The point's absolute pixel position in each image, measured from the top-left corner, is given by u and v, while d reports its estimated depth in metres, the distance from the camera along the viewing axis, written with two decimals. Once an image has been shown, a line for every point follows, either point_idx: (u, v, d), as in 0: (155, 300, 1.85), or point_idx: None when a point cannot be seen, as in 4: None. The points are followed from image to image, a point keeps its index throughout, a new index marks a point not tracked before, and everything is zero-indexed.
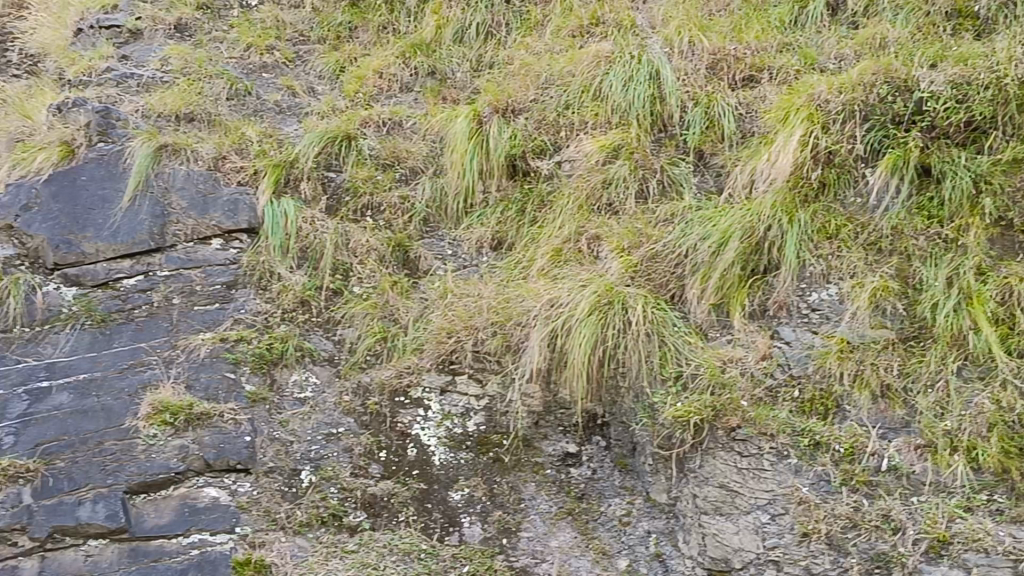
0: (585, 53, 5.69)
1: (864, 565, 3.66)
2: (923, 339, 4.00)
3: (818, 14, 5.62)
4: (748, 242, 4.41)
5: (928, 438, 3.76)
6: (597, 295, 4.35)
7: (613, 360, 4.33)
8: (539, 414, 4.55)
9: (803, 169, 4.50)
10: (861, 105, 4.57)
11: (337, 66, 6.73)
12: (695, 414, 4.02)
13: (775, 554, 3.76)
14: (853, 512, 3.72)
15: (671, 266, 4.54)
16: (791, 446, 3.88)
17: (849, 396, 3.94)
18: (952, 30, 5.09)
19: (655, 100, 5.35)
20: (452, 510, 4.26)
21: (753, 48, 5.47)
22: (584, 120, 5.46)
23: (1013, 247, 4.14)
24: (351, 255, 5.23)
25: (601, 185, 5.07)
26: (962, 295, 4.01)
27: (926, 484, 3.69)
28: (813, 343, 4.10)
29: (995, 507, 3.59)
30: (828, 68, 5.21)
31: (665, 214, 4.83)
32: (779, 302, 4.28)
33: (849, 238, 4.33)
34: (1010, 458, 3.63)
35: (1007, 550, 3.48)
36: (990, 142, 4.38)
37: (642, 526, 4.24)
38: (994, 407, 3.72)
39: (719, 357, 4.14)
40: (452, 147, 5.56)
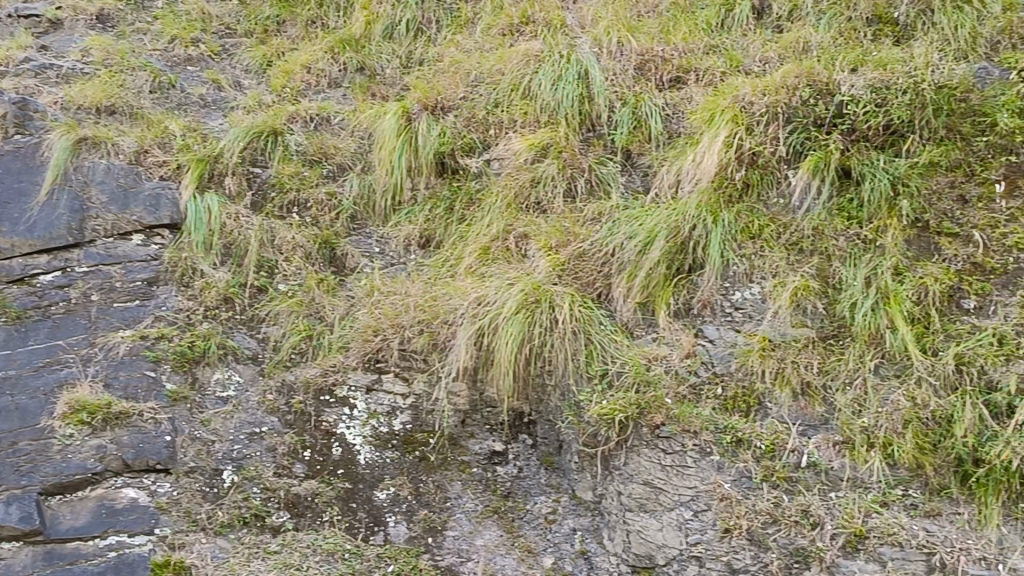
0: (514, 52, 5.70)
1: (783, 561, 3.70)
2: (842, 337, 4.09)
3: (744, 16, 5.68)
4: (673, 242, 4.46)
5: (846, 434, 3.84)
6: (525, 293, 4.36)
7: (540, 359, 4.35)
8: (466, 413, 4.55)
9: (728, 169, 4.56)
10: (784, 108, 4.66)
11: (264, 60, 6.64)
12: (620, 411, 4.05)
13: (698, 550, 3.81)
14: (773, 508, 3.77)
15: (598, 264, 4.57)
16: (714, 443, 3.94)
17: (771, 394, 4.01)
18: (872, 36, 5.21)
19: (584, 99, 5.38)
20: (377, 510, 4.23)
21: (681, 50, 5.53)
22: (513, 119, 5.46)
23: (929, 248, 4.21)
24: (276, 252, 5.17)
25: (529, 184, 5.08)
26: (880, 295, 4.09)
27: (844, 480, 3.77)
28: (735, 341, 4.17)
29: (910, 502, 3.68)
30: (753, 71, 5.27)
31: (592, 213, 4.85)
32: (703, 302, 4.33)
33: (772, 238, 4.40)
34: (925, 454, 3.71)
35: (921, 544, 3.55)
36: (907, 145, 4.48)
37: (568, 523, 4.26)
38: (909, 404, 3.80)
39: (644, 355, 4.19)
40: (380, 144, 5.52)
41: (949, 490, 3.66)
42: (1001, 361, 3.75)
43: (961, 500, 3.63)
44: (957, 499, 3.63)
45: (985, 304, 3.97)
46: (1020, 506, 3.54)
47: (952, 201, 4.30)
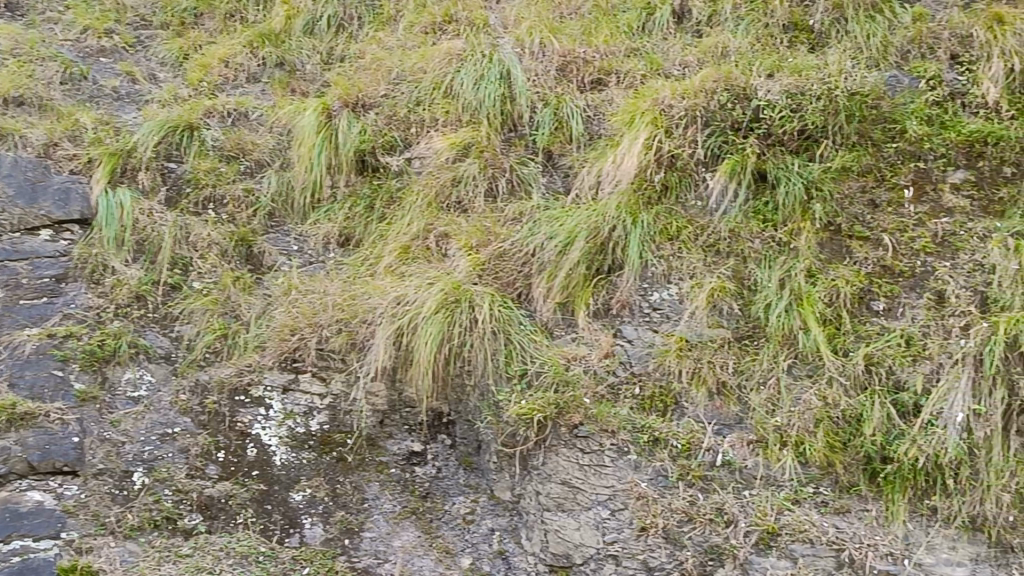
0: (436, 51, 5.69)
1: (698, 558, 3.75)
2: (757, 338, 4.15)
3: (665, 20, 5.73)
4: (593, 242, 4.49)
5: (759, 434, 3.90)
6: (445, 293, 4.34)
7: (459, 359, 4.34)
8: (384, 413, 4.51)
9: (647, 171, 4.61)
10: (703, 111, 4.71)
11: (180, 52, 6.50)
12: (539, 410, 4.06)
13: (614, 549, 3.85)
14: (689, 506, 3.82)
15: (518, 265, 4.57)
16: (631, 442, 3.97)
17: (687, 393, 4.06)
18: (789, 42, 5.29)
19: (506, 100, 5.37)
20: (293, 511, 4.17)
21: (602, 52, 5.57)
22: (434, 117, 5.44)
23: (841, 251, 4.30)
24: (191, 249, 5.07)
25: (450, 183, 5.06)
26: (793, 296, 4.17)
27: (757, 478, 3.83)
28: (653, 342, 4.22)
29: (821, 499, 3.75)
30: (673, 74, 5.33)
31: (512, 213, 4.85)
32: (622, 302, 4.37)
33: (689, 240, 4.45)
34: (835, 452, 3.78)
35: (831, 540, 3.64)
36: (821, 150, 4.58)
37: (486, 524, 4.26)
38: (820, 403, 3.87)
39: (563, 355, 4.21)
40: (299, 141, 5.44)
41: (858, 487, 3.74)
42: (908, 361, 3.85)
43: (868, 497, 3.72)
44: (865, 496, 3.73)
45: (894, 306, 4.07)
46: (925, 502, 3.65)
47: (863, 205, 4.41)
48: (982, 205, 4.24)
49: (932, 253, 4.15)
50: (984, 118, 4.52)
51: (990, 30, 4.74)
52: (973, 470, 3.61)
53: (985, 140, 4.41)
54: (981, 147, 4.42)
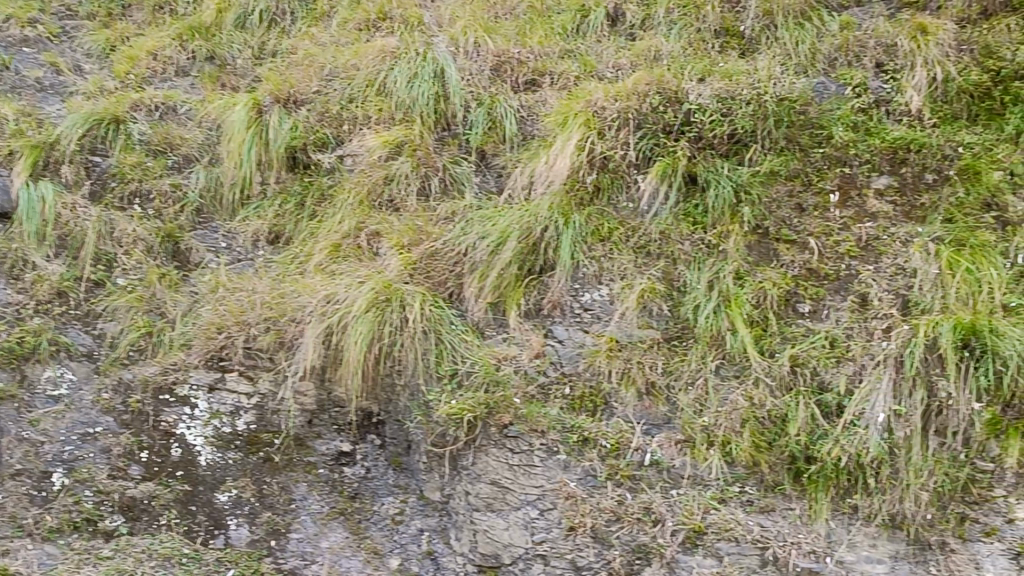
0: (370, 47, 5.65)
1: (625, 557, 3.77)
2: (685, 339, 4.20)
3: (598, 23, 5.76)
4: (525, 242, 4.50)
5: (687, 433, 3.94)
6: (375, 291, 4.32)
7: (389, 358, 4.31)
8: (313, 413, 4.45)
9: (579, 173, 4.64)
10: (634, 113, 4.75)
11: (107, 44, 6.36)
12: (469, 410, 4.06)
13: (543, 548, 3.86)
14: (617, 505, 3.85)
15: (450, 264, 4.55)
16: (560, 442, 4.00)
17: (616, 394, 4.09)
18: (720, 47, 5.36)
19: (439, 99, 5.35)
20: (218, 512, 4.11)
21: (536, 53, 5.58)
22: (367, 115, 5.39)
23: (769, 254, 4.37)
24: (116, 245, 4.97)
25: (382, 181, 5.02)
26: (721, 298, 4.21)
27: (684, 478, 3.88)
28: (584, 342, 4.24)
29: (746, 498, 3.81)
30: (606, 77, 5.36)
31: (444, 213, 4.83)
32: (553, 302, 4.38)
33: (620, 241, 4.49)
34: (760, 451, 3.84)
35: (755, 539, 3.69)
36: (750, 154, 4.65)
37: (415, 524, 4.24)
38: (747, 404, 3.92)
39: (493, 356, 4.21)
40: (228, 136, 5.35)
41: (782, 486, 3.81)
42: (833, 362, 3.93)
43: (793, 496, 3.78)
44: (789, 495, 3.79)
45: (819, 308, 4.15)
46: (847, 501, 3.72)
47: (790, 209, 4.48)
48: (905, 211, 4.34)
49: (856, 257, 4.23)
50: (907, 125, 4.62)
51: (914, 40, 4.85)
52: (894, 469, 3.69)
53: (908, 147, 4.50)
54: (904, 154, 4.51)
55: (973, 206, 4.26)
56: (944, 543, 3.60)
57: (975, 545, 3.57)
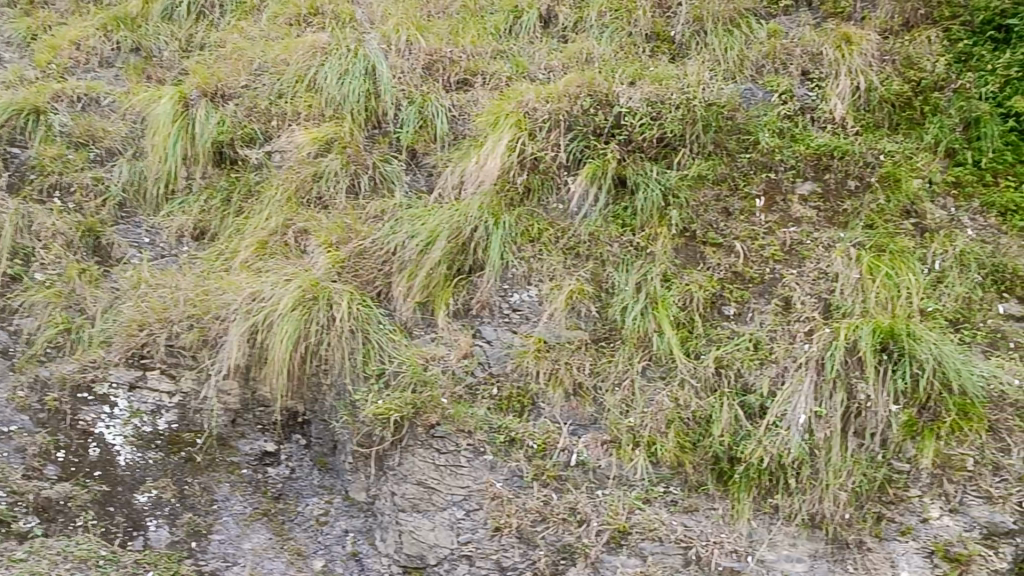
0: (300, 43, 5.58)
1: (551, 557, 3.79)
2: (613, 340, 4.22)
3: (531, 24, 5.77)
4: (454, 242, 4.48)
5: (613, 434, 3.97)
6: (302, 290, 4.29)
7: (316, 357, 4.28)
8: (236, 412, 4.38)
9: (510, 173, 4.65)
10: (565, 115, 4.77)
11: (28, 33, 6.21)
12: (396, 410, 4.05)
13: (468, 549, 3.85)
14: (542, 505, 3.87)
15: (378, 263, 4.53)
16: (487, 442, 4.01)
17: (543, 394, 4.11)
18: (651, 52, 5.41)
19: (370, 96, 5.30)
20: (137, 513, 4.04)
21: (468, 53, 5.57)
22: (296, 111, 5.34)
23: (696, 256, 4.42)
24: (34, 238, 4.85)
25: (311, 178, 4.97)
26: (649, 300, 4.25)
27: (610, 478, 3.91)
28: (512, 342, 4.25)
29: (670, 498, 3.85)
30: (538, 78, 5.37)
31: (374, 211, 4.79)
32: (482, 302, 4.38)
33: (549, 242, 4.50)
34: (685, 452, 3.89)
35: (678, 538, 3.74)
36: (678, 158, 4.69)
37: (339, 525, 4.21)
38: (672, 405, 3.97)
39: (421, 355, 4.20)
40: (154, 130, 5.28)
41: (706, 486, 3.86)
42: (756, 364, 3.99)
43: (716, 496, 3.84)
44: (712, 495, 3.84)
45: (744, 311, 4.21)
46: (769, 501, 3.78)
47: (717, 212, 4.53)
48: (828, 216, 4.44)
49: (780, 261, 4.31)
50: (831, 132, 4.72)
51: (839, 49, 4.95)
52: (814, 470, 3.75)
53: (832, 154, 4.60)
54: (827, 160, 4.60)
55: (893, 213, 4.39)
56: (861, 542, 3.67)
57: (890, 544, 3.65)
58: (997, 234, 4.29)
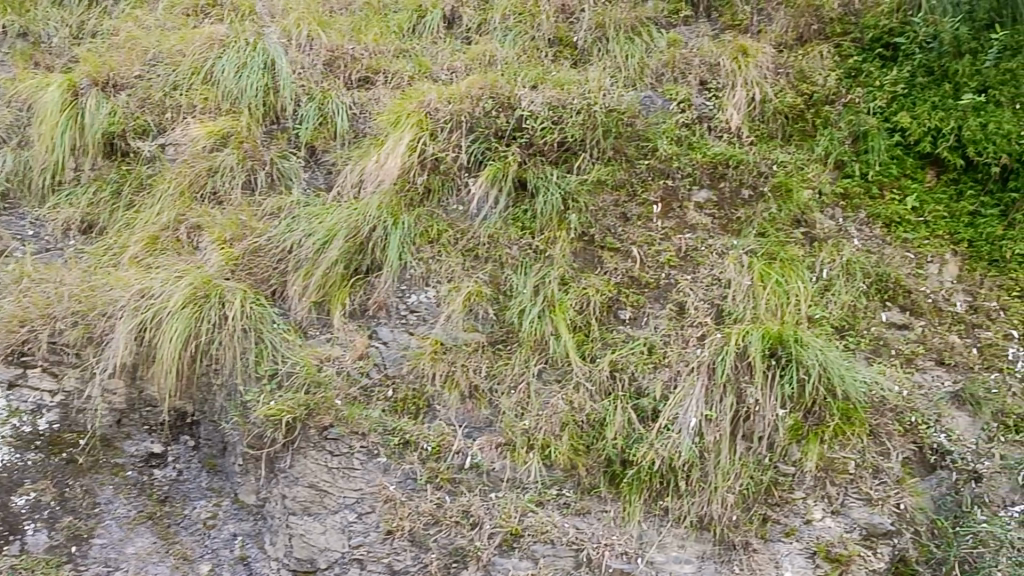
0: (197, 34, 5.47)
1: (442, 560, 3.81)
2: (510, 342, 4.22)
3: (435, 25, 5.75)
4: (351, 241, 4.44)
5: (507, 436, 3.98)
6: (193, 287, 4.20)
7: (206, 356, 4.18)
8: (122, 412, 4.26)
9: (410, 173, 4.63)
10: (467, 117, 4.76)
11: None
12: (287, 412, 3.99)
13: (360, 552, 3.83)
14: (435, 508, 3.87)
15: (274, 261, 4.46)
16: (381, 445, 3.98)
17: (439, 396, 4.09)
18: (553, 56, 5.44)
19: (268, 91, 5.21)
20: (14, 518, 3.95)
21: (370, 50, 5.52)
22: (191, 104, 5.21)
23: (593, 261, 4.46)
24: None
25: (205, 173, 4.86)
26: (546, 303, 4.27)
27: (504, 481, 3.92)
28: (408, 343, 4.22)
29: (563, 500, 3.88)
30: (440, 79, 5.35)
31: (270, 208, 4.71)
32: (379, 303, 4.35)
33: (448, 244, 4.48)
34: (579, 455, 3.92)
35: (570, 540, 3.78)
36: (578, 163, 4.72)
37: (228, 528, 4.14)
38: (566, 407, 4.00)
39: (315, 356, 4.15)
40: (40, 118, 5.12)
41: (598, 489, 3.89)
42: (649, 368, 4.05)
43: (608, 498, 3.87)
44: (605, 497, 3.87)
45: (639, 316, 4.27)
46: (659, 503, 3.83)
47: (615, 218, 4.58)
48: (721, 224, 4.54)
49: (675, 267, 4.38)
50: (726, 142, 4.83)
51: (736, 60, 5.04)
52: (703, 472, 3.82)
53: (727, 163, 4.70)
54: (723, 169, 4.70)
55: (784, 222, 4.51)
56: (747, 543, 3.74)
57: (775, 545, 3.74)
58: (881, 245, 4.45)
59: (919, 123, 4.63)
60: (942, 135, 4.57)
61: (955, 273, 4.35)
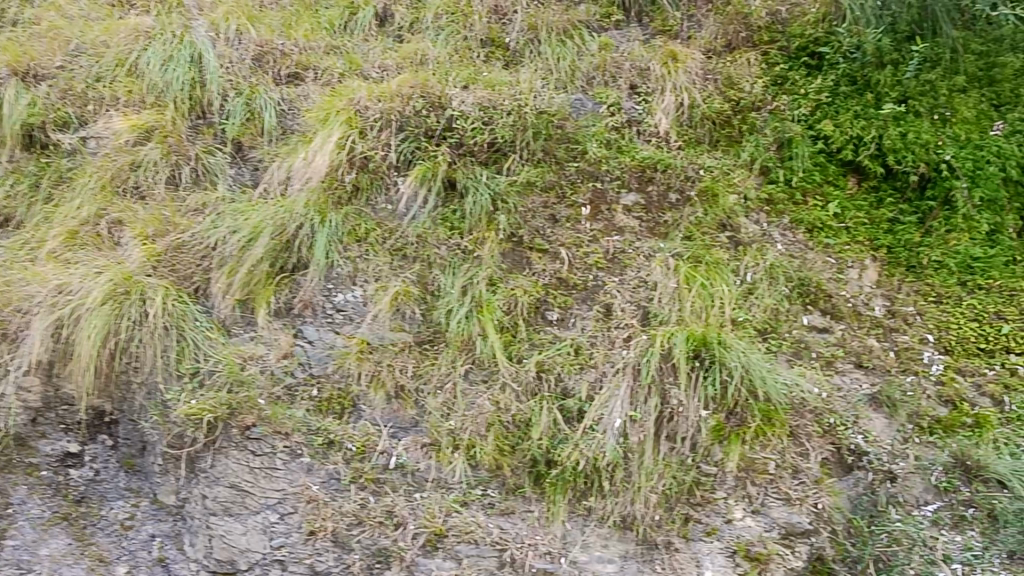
0: (122, 25, 5.40)
1: (365, 561, 3.79)
2: (437, 343, 4.22)
3: (367, 22, 5.70)
4: (277, 239, 4.39)
5: (433, 437, 3.98)
6: (113, 283, 4.14)
7: (126, 354, 4.11)
8: (37, 411, 4.15)
9: (338, 171, 4.59)
10: (397, 115, 4.74)
11: None
12: (209, 411, 3.94)
13: (280, 554, 3.81)
14: (359, 509, 3.85)
15: (196, 258, 4.39)
16: (305, 445, 3.94)
17: (365, 396, 4.07)
18: (485, 56, 5.43)
19: (195, 85, 5.13)
20: None
21: (300, 47, 5.47)
22: (115, 96, 5.11)
23: (521, 262, 4.47)
24: None
25: (128, 167, 4.76)
26: (474, 304, 4.27)
27: (429, 481, 3.92)
28: (334, 343, 4.19)
29: (487, 501, 3.88)
30: (371, 77, 5.31)
31: (194, 204, 4.64)
32: (304, 301, 4.30)
33: (376, 243, 4.46)
34: (504, 455, 3.93)
35: (494, 540, 3.78)
36: (508, 163, 4.72)
37: (146, 530, 4.10)
38: (492, 408, 4.01)
39: (239, 354, 4.10)
40: None
41: (523, 489, 3.90)
42: (576, 369, 4.08)
43: (532, 498, 3.89)
44: (529, 498, 3.89)
45: (566, 317, 4.29)
46: (583, 503, 3.86)
47: (544, 219, 4.60)
48: (649, 227, 4.59)
49: (602, 269, 4.42)
50: (655, 146, 4.89)
51: (665, 66, 5.11)
52: (627, 472, 3.84)
53: (655, 167, 4.76)
54: (650, 173, 4.76)
55: (710, 226, 4.57)
56: (669, 542, 3.79)
57: (696, 545, 3.79)
58: (804, 249, 4.54)
59: (842, 131, 4.73)
60: (863, 143, 4.68)
61: (873, 278, 4.47)
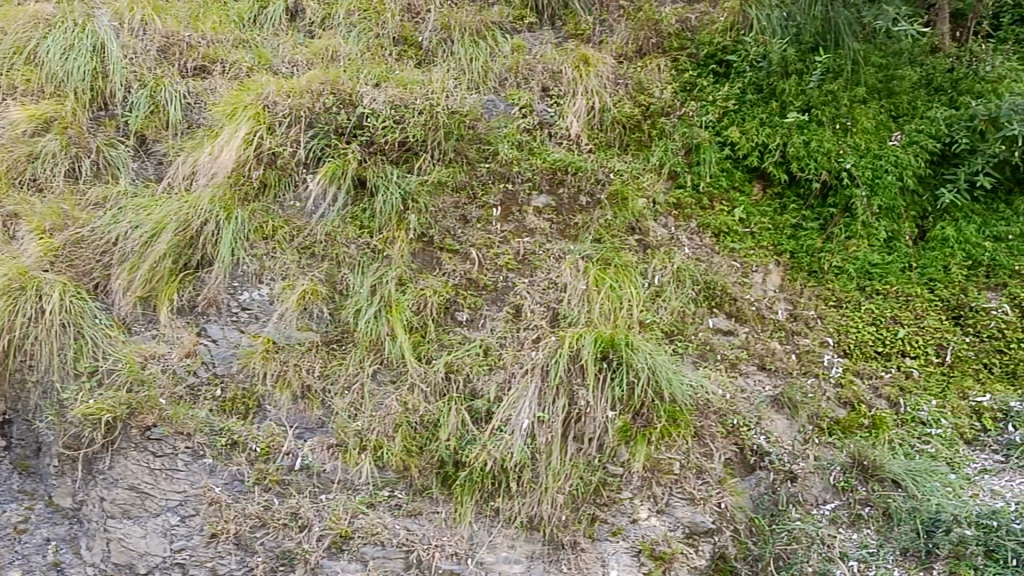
0: (21, 13, 5.29)
1: (268, 564, 3.74)
2: (345, 343, 4.17)
3: (277, 17, 5.62)
4: (181, 235, 4.30)
5: (340, 438, 3.93)
6: (8, 278, 4.03)
7: (20, 351, 4.02)
8: None
9: (245, 167, 4.52)
10: (307, 112, 4.68)
11: None
12: (108, 410, 3.85)
13: (181, 556, 3.75)
14: (263, 511, 3.79)
15: (96, 253, 4.28)
16: (207, 446, 3.87)
17: (270, 396, 4.01)
18: (397, 55, 5.40)
19: (97, 75, 4.99)
20: None
21: (208, 39, 5.35)
22: (12, 85, 4.98)
23: (432, 262, 4.46)
24: None
25: (25, 159, 4.63)
26: (383, 303, 4.24)
27: (335, 482, 3.87)
28: (239, 342, 4.11)
29: (394, 502, 3.86)
30: (281, 72, 5.23)
31: (95, 198, 4.51)
32: (209, 299, 4.20)
33: (284, 241, 4.38)
34: (411, 456, 3.91)
35: (401, 542, 3.75)
36: (419, 163, 4.69)
37: (41, 533, 3.98)
38: (400, 409, 3.99)
39: (140, 353, 4.01)
40: None
41: (430, 489, 3.89)
42: (485, 370, 4.07)
43: (439, 499, 3.88)
44: (436, 499, 3.87)
45: (476, 318, 4.29)
46: (490, 504, 3.85)
47: (455, 219, 4.59)
48: (560, 229, 4.62)
49: (513, 270, 4.42)
50: (566, 148, 4.92)
51: (577, 69, 5.15)
52: (535, 473, 3.85)
53: (566, 169, 4.79)
54: (562, 175, 4.78)
55: (620, 228, 4.62)
56: (575, 542, 3.79)
57: (602, 545, 3.80)
58: (710, 254, 4.62)
59: (748, 138, 4.83)
60: (768, 150, 4.79)
61: (777, 283, 4.58)
